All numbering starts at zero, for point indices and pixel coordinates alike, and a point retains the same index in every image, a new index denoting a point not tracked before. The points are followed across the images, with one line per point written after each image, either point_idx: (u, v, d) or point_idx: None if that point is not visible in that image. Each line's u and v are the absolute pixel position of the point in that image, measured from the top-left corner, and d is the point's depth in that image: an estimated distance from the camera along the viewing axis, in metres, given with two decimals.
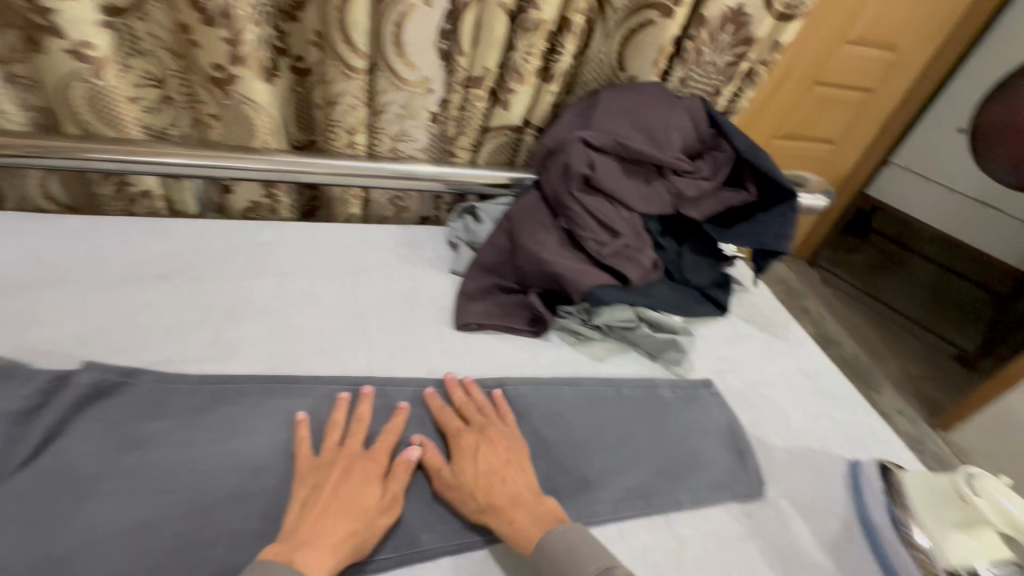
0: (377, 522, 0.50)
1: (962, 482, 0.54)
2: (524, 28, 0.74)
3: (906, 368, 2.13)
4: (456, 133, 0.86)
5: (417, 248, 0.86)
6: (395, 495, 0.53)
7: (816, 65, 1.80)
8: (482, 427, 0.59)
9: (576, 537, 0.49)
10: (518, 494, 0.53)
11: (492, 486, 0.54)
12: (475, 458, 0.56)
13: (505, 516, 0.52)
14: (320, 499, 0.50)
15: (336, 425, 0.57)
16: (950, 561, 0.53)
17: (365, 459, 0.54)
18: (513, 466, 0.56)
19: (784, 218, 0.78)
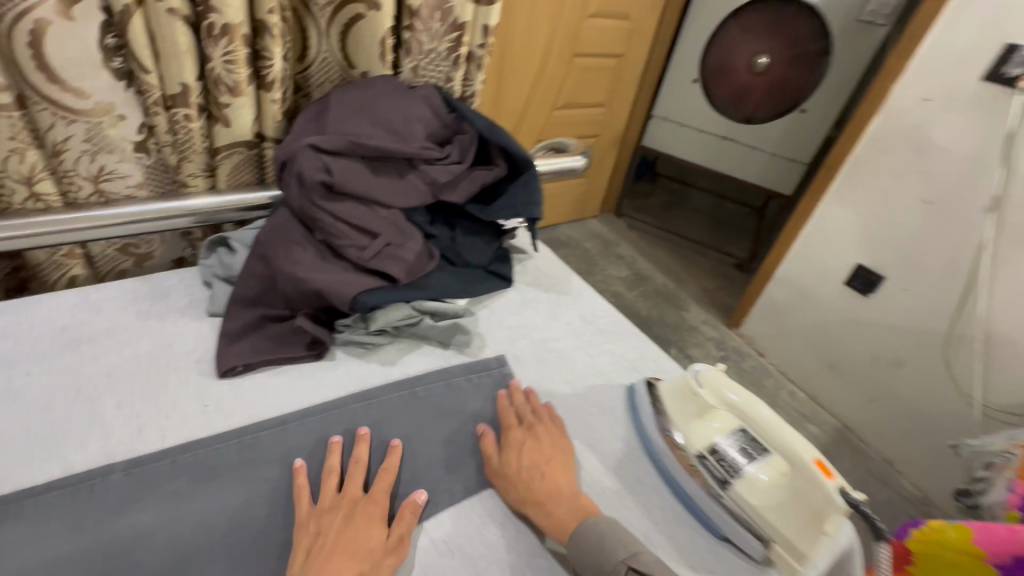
0: (384, 561, 0.51)
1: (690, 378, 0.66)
2: (212, 35, 0.66)
3: (705, 285, 2.52)
4: (178, 159, 0.76)
5: (162, 296, 0.74)
6: (402, 535, 0.54)
7: (571, 39, 1.98)
8: (531, 425, 0.65)
9: (605, 527, 0.53)
10: (554, 479, 0.59)
11: (535, 480, 0.58)
12: (529, 453, 0.61)
13: (543, 508, 0.57)
14: (322, 548, 0.50)
15: (356, 462, 0.57)
16: (696, 447, 0.63)
17: (365, 502, 0.55)
18: (556, 458, 0.61)
19: (529, 186, 0.84)
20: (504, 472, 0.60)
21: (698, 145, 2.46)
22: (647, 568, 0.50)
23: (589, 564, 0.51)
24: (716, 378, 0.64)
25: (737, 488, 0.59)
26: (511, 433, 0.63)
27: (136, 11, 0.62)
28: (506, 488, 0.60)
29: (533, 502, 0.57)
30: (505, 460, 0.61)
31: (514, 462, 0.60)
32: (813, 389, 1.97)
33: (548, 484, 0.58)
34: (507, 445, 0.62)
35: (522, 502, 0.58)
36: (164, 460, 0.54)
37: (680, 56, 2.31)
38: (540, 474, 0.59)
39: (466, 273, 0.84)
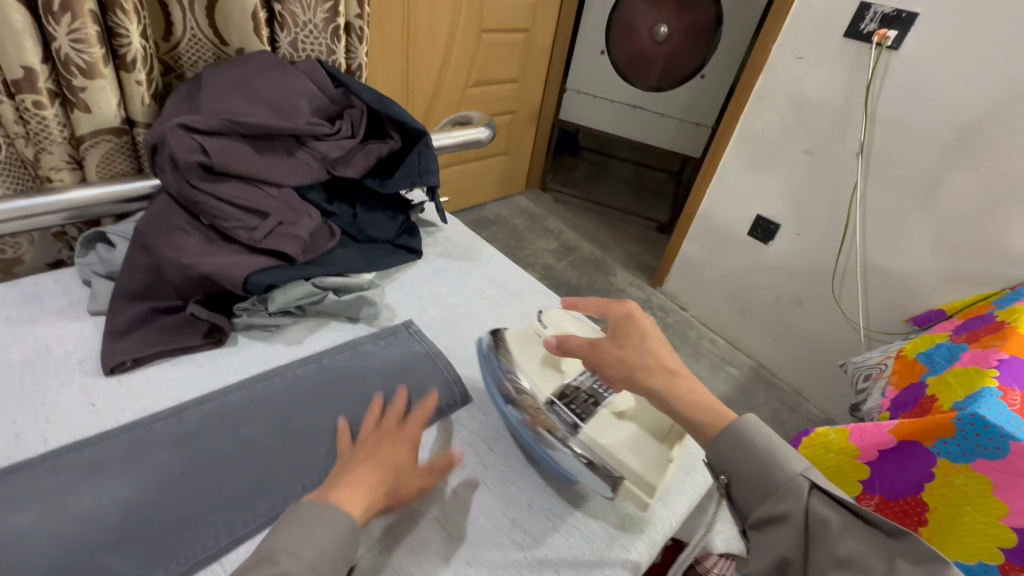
0: (412, 481, 0.53)
1: (538, 325, 0.71)
2: (51, 11, 0.61)
3: (630, 249, 2.63)
4: (35, 151, 0.71)
5: (35, 300, 0.70)
6: (431, 466, 0.57)
7: (474, 14, 1.97)
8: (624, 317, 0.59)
9: (758, 437, 0.47)
10: (684, 373, 0.54)
11: (671, 375, 0.53)
12: (656, 337, 0.57)
13: (674, 392, 0.52)
14: (356, 460, 0.51)
15: (375, 408, 0.59)
16: (546, 397, 0.65)
17: (403, 429, 0.56)
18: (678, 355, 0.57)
19: (423, 156, 0.84)
20: (632, 349, 0.56)
21: (611, 115, 2.54)
22: (828, 485, 0.45)
23: (753, 471, 0.46)
24: (563, 320, 0.71)
25: (585, 432, 0.61)
26: (639, 314, 0.58)
27: None
28: (636, 364, 0.55)
29: (666, 378, 0.53)
30: (637, 339, 0.57)
31: (641, 339, 0.56)
32: (731, 334, 2.14)
33: (680, 377, 0.54)
34: (637, 329, 0.57)
35: (649, 380, 0.54)
36: (42, 464, 0.52)
37: (585, 29, 2.36)
38: (670, 359, 0.55)
39: (371, 248, 0.84)
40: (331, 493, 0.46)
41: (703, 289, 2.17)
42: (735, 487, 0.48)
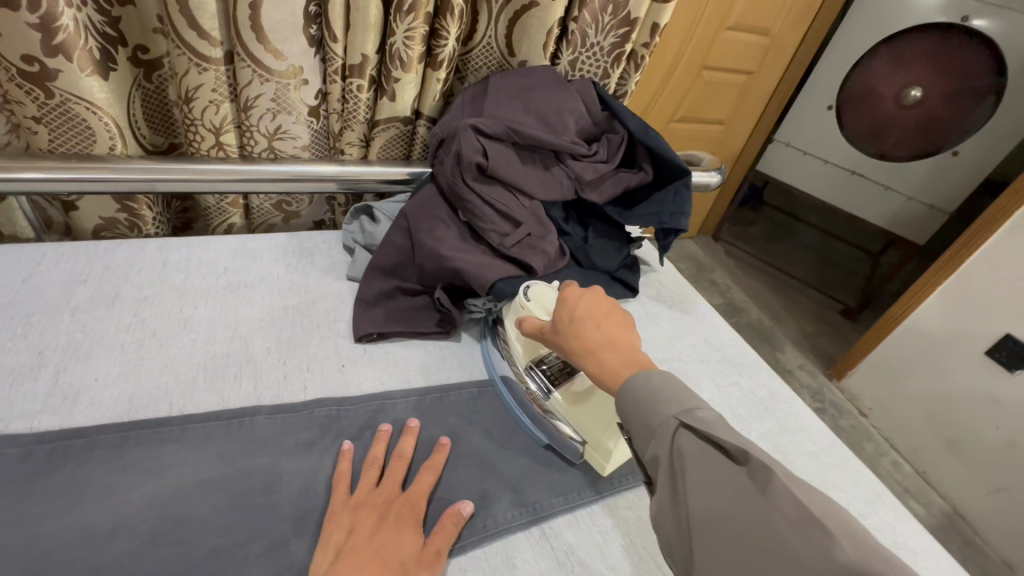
0: (418, 574, 0.45)
1: (520, 299, 0.63)
2: (400, 11, 0.68)
3: (805, 327, 2.31)
4: (341, 127, 0.80)
5: (308, 255, 0.78)
6: (440, 547, 0.48)
7: (702, 50, 1.89)
8: (565, 297, 0.55)
9: (651, 380, 0.45)
10: (606, 342, 0.50)
11: (592, 348, 0.50)
12: (599, 309, 0.53)
13: (592, 359, 0.50)
14: (353, 546, 0.45)
15: (373, 463, 0.53)
16: (523, 361, 0.64)
17: (402, 501, 0.50)
18: (619, 321, 0.53)
19: (679, 196, 0.78)
20: (561, 324, 0.54)
21: (821, 177, 2.25)
22: (718, 432, 0.41)
23: (632, 416, 0.44)
24: (545, 296, 0.63)
25: (552, 401, 0.60)
26: (568, 289, 0.56)
27: None
28: (561, 343, 0.54)
29: (582, 352, 0.51)
30: (564, 314, 0.54)
31: (567, 313, 0.54)
32: (923, 463, 1.74)
33: (599, 347, 0.50)
34: (563, 304, 0.54)
35: (572, 353, 0.52)
36: (303, 410, 0.57)
37: (819, 80, 2.12)
38: (593, 334, 0.51)
39: (594, 276, 0.81)
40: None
41: (895, 399, 1.80)
42: (634, 440, 0.45)
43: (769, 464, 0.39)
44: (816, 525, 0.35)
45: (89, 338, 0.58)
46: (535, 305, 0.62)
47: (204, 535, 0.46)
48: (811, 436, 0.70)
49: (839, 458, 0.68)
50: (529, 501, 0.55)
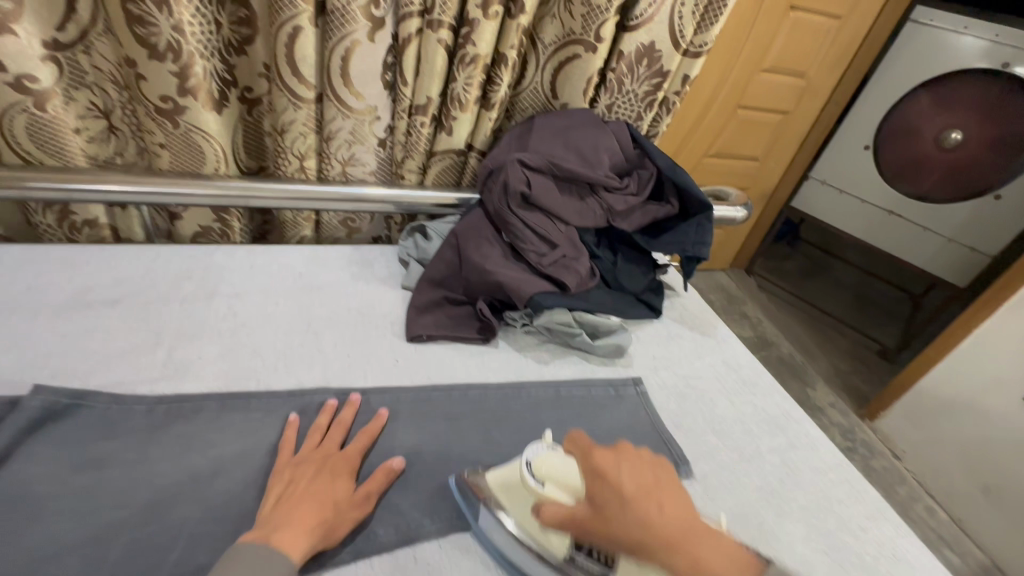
0: (349, 514, 0.53)
1: (524, 477, 0.54)
2: (462, 61, 0.80)
3: (837, 365, 2.29)
4: (403, 157, 0.91)
5: (368, 265, 0.89)
6: (370, 493, 0.55)
7: (737, 90, 1.97)
8: (600, 473, 0.49)
9: (760, 565, 0.43)
10: (680, 521, 0.46)
11: (665, 526, 0.45)
12: (644, 474, 0.49)
13: (683, 555, 0.43)
14: (293, 492, 0.52)
15: (315, 428, 0.60)
16: (560, 553, 0.53)
17: (338, 456, 0.57)
18: (668, 485, 0.49)
19: (701, 227, 0.86)
20: (617, 511, 0.46)
21: (858, 216, 2.26)
22: None
23: None
24: (554, 459, 0.54)
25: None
26: (599, 454, 0.51)
27: (415, 38, 0.77)
28: (614, 535, 0.46)
29: (665, 550, 0.44)
30: (605, 492, 0.48)
31: (616, 496, 0.47)
32: (959, 511, 1.69)
33: (672, 522, 0.45)
34: (604, 480, 0.48)
35: (649, 553, 0.44)
36: (363, 395, 0.67)
37: (855, 121, 2.16)
38: (659, 515, 0.46)
39: (621, 297, 0.89)
40: (273, 532, 0.47)
41: (931, 442, 1.76)
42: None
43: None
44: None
45: (193, 324, 0.70)
46: (551, 485, 0.53)
47: None
48: (821, 454, 0.75)
49: (845, 475, 0.73)
50: None
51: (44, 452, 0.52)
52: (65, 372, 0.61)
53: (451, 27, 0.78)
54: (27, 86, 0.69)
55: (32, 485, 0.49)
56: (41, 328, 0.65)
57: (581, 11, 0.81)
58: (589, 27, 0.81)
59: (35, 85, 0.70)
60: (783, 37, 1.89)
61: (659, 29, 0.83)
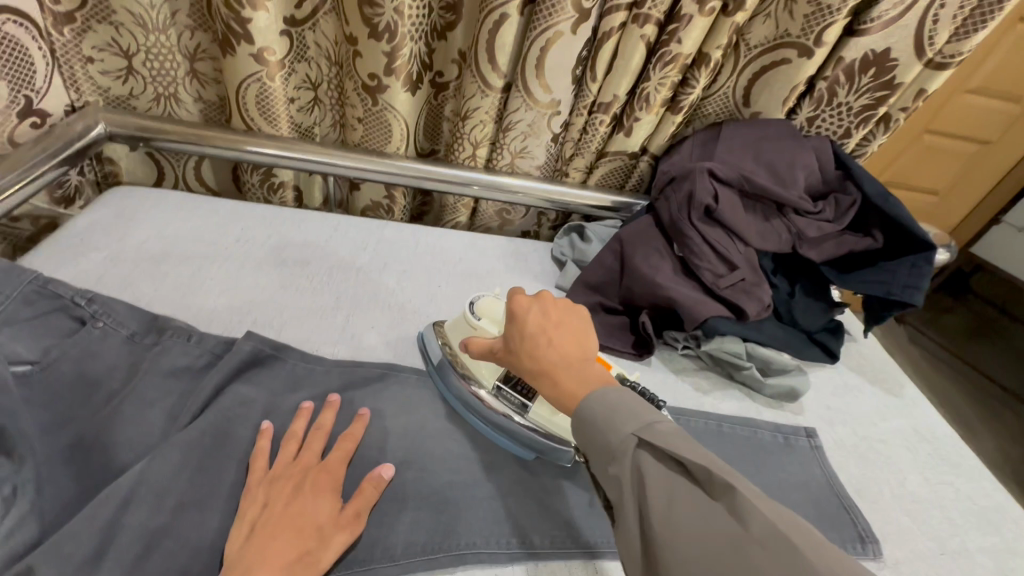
0: (334, 538, 0.46)
1: (467, 313, 0.62)
2: (661, 60, 0.75)
3: (1008, 449, 1.91)
4: (572, 153, 0.89)
5: (523, 258, 0.88)
6: (359, 511, 0.49)
7: (932, 112, 1.70)
8: (511, 309, 0.52)
9: (599, 402, 0.44)
10: (564, 358, 0.48)
11: (541, 354, 0.48)
12: (553, 322, 0.50)
13: (552, 380, 0.47)
14: (268, 521, 0.45)
15: (292, 436, 0.52)
16: (488, 382, 0.60)
17: (318, 469, 0.50)
18: (573, 323, 0.51)
19: (915, 268, 0.74)
20: (515, 350, 0.51)
21: None
22: (666, 446, 0.40)
23: (593, 440, 0.43)
24: (495, 308, 0.62)
25: (533, 412, 0.58)
26: (515, 298, 0.52)
27: (615, 32, 0.74)
28: (513, 360, 0.51)
29: (538, 373, 0.48)
30: (515, 328, 0.51)
31: (517, 331, 0.51)
32: None
33: (550, 350, 0.48)
34: (513, 318, 0.51)
35: (535, 376, 0.49)
36: None
37: None
38: (547, 351, 0.48)
39: (794, 334, 0.79)
40: (244, 574, 0.41)
41: None
42: (590, 458, 0.44)
43: (728, 478, 0.38)
44: (798, 563, 0.33)
45: (367, 294, 0.74)
46: (486, 321, 0.61)
47: (445, 474, 0.55)
48: None
49: None
50: None
51: (248, 394, 0.56)
52: (264, 324, 0.66)
53: (656, 22, 0.73)
54: (262, 58, 0.76)
55: (238, 426, 0.53)
56: (248, 278, 0.71)
57: (806, 11, 0.71)
58: (810, 29, 0.72)
59: (268, 57, 0.77)
60: (1001, 53, 1.61)
61: (899, 35, 0.72)
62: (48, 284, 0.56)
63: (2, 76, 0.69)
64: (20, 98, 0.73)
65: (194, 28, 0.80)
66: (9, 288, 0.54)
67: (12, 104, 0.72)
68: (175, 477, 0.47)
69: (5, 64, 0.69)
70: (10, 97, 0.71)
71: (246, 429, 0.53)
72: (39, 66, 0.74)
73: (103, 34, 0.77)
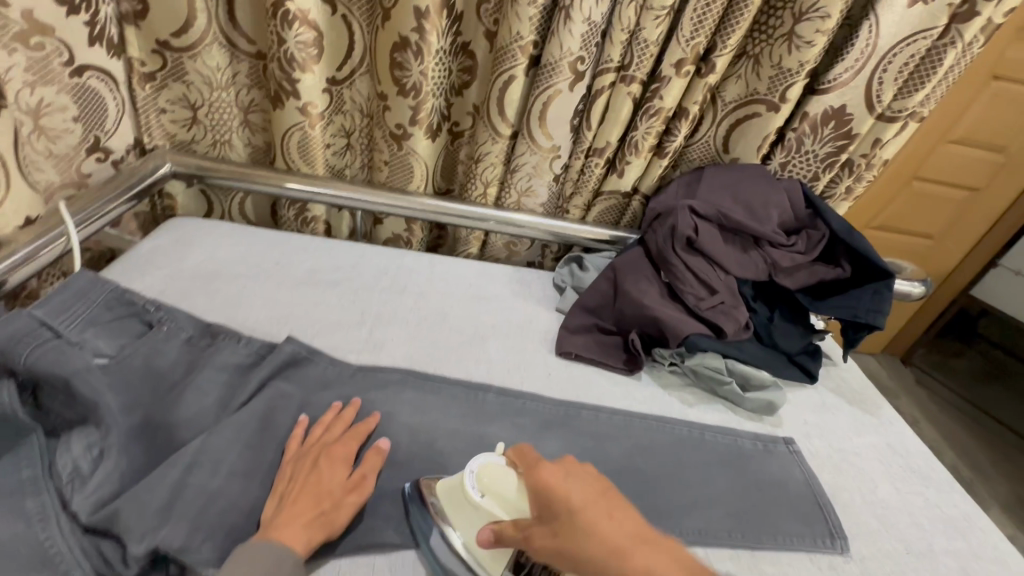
0: (348, 499, 0.54)
1: (468, 489, 0.53)
2: (646, 113, 0.87)
3: (1019, 492, 1.90)
4: (572, 193, 1.00)
5: (527, 284, 0.98)
6: (365, 474, 0.57)
7: (915, 161, 1.81)
8: (545, 485, 0.47)
9: None
10: (636, 539, 0.43)
11: (600, 528, 0.44)
12: (596, 491, 0.47)
13: (637, 568, 0.41)
14: (292, 489, 0.54)
15: (319, 424, 0.61)
16: (495, 574, 0.52)
17: (333, 445, 0.58)
18: (612, 494, 0.47)
19: (878, 295, 0.83)
20: (566, 531, 0.45)
21: None
22: None
23: None
24: (501, 479, 0.52)
25: None
26: (548, 474, 0.47)
27: (607, 90, 0.86)
28: (569, 550, 0.44)
29: (619, 567, 0.42)
30: (559, 508, 0.46)
31: (564, 510, 0.45)
32: None
33: (611, 523, 0.44)
34: (552, 492, 0.46)
35: (599, 562, 0.43)
36: (520, 398, 0.74)
37: None
38: (609, 526, 0.44)
39: (774, 354, 0.86)
40: (272, 531, 0.50)
41: None
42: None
43: None
44: None
45: (388, 311, 0.84)
46: (490, 500, 0.52)
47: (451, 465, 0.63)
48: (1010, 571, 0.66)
49: None
50: (694, 527, 0.64)
51: (286, 389, 0.65)
52: (298, 333, 0.76)
53: (642, 83, 0.86)
54: (306, 111, 0.90)
55: (276, 414, 0.62)
56: (284, 295, 0.82)
57: (769, 73, 0.83)
58: (775, 88, 0.84)
59: (310, 110, 0.90)
60: (979, 108, 1.71)
61: (853, 94, 0.83)
62: (124, 293, 0.67)
63: (80, 119, 0.80)
64: (91, 137, 0.84)
65: (250, 86, 0.94)
66: (95, 294, 0.64)
67: (82, 141, 0.82)
68: (226, 451, 0.56)
69: (83, 109, 0.80)
70: (83, 136, 0.82)
71: (283, 416, 0.62)
72: (110, 110, 0.85)
73: (175, 90, 0.91)
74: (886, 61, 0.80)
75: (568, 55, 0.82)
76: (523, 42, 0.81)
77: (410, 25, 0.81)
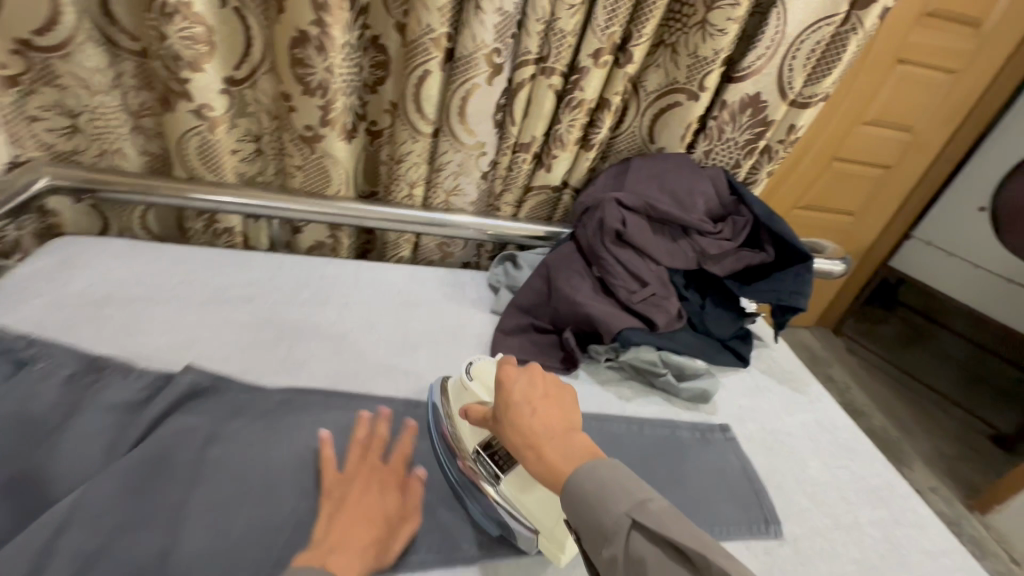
0: (399, 527, 0.56)
1: (465, 377, 0.68)
2: (569, 106, 0.85)
3: (939, 445, 2.05)
4: (502, 190, 0.97)
5: (460, 286, 0.94)
6: (414, 505, 0.57)
7: (834, 142, 1.90)
8: (499, 379, 0.57)
9: (600, 484, 0.46)
10: (545, 429, 0.52)
11: (525, 419, 0.53)
12: (541, 397, 0.55)
13: (537, 450, 0.51)
14: (345, 510, 0.54)
15: (322, 456, 0.57)
16: (471, 448, 0.63)
17: (385, 472, 0.58)
18: (556, 400, 0.55)
19: (800, 277, 0.84)
20: (502, 417, 0.55)
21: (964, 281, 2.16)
22: (660, 524, 0.42)
23: (587, 520, 0.45)
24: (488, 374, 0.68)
25: (504, 485, 0.59)
26: (506, 366, 0.57)
27: (528, 83, 0.84)
28: (502, 428, 0.56)
29: (525, 445, 0.52)
30: (503, 396, 0.56)
31: (505, 399, 0.55)
32: None
33: (533, 415, 0.54)
34: (503, 385, 0.56)
35: (515, 442, 0.54)
36: None
37: (965, 180, 2.04)
38: (531, 418, 0.53)
39: (708, 342, 0.87)
40: (322, 550, 0.50)
41: None
42: (584, 541, 0.46)
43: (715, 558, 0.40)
44: None
45: (309, 325, 0.78)
46: (479, 384, 0.67)
47: None
48: (929, 535, 0.69)
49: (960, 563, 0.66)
50: None
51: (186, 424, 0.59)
52: (204, 359, 0.70)
53: (562, 74, 0.84)
54: (203, 113, 0.82)
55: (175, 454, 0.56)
56: (188, 317, 0.75)
57: (687, 61, 0.83)
58: (693, 77, 0.84)
59: (209, 113, 0.82)
60: (890, 88, 1.80)
61: (766, 82, 0.84)
62: None
63: None
64: None
65: (139, 88, 0.85)
66: None
67: None
68: (112, 503, 0.50)
69: None
70: None
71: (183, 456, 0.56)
72: None
73: (47, 97, 0.81)
74: (796, 48, 0.81)
75: (482, 47, 0.78)
76: (435, 34, 0.77)
77: (309, 17, 0.74)
